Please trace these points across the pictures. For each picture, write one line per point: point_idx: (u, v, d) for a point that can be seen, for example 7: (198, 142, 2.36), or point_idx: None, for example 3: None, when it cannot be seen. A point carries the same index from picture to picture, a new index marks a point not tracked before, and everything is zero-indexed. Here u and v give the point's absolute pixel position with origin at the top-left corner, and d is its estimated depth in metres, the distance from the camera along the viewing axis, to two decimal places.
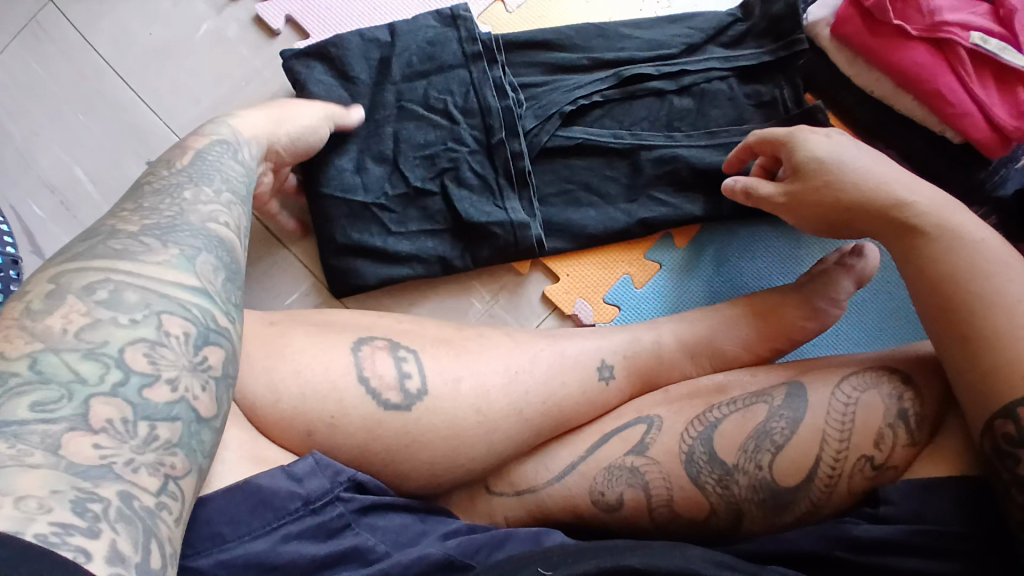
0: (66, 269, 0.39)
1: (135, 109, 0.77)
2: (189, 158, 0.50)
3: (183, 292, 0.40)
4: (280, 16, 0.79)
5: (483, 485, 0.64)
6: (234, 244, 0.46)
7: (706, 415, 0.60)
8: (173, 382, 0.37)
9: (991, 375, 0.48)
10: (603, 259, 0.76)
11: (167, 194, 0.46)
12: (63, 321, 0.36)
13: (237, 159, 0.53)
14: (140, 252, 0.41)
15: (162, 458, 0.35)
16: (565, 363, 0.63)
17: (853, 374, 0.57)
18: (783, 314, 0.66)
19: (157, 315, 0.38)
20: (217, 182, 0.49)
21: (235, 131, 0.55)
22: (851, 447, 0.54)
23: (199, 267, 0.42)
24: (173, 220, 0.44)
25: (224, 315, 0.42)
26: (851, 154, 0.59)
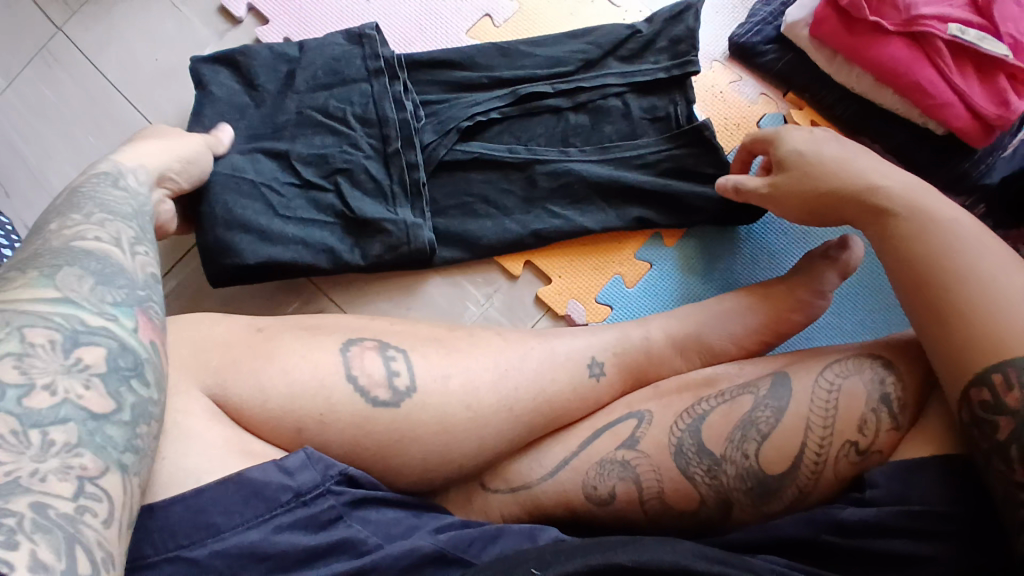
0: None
1: (142, 129, 0.81)
2: (65, 196, 0.52)
3: (46, 304, 0.42)
4: (279, 39, 0.82)
5: (479, 482, 0.65)
6: (107, 250, 0.48)
7: (694, 408, 0.61)
8: (51, 388, 0.39)
9: (964, 347, 0.51)
10: (593, 260, 0.77)
11: (36, 234, 0.48)
12: None
13: (118, 185, 0.56)
14: (1, 283, 0.42)
15: (68, 461, 0.38)
16: (554, 361, 0.65)
17: (836, 361, 0.58)
18: (769, 307, 0.67)
19: (19, 330, 0.40)
20: (92, 207, 0.51)
21: (117, 164, 0.58)
22: (835, 433, 0.55)
23: (60, 280, 0.43)
24: (43, 246, 0.46)
25: (98, 317, 0.43)
26: (827, 147, 0.64)
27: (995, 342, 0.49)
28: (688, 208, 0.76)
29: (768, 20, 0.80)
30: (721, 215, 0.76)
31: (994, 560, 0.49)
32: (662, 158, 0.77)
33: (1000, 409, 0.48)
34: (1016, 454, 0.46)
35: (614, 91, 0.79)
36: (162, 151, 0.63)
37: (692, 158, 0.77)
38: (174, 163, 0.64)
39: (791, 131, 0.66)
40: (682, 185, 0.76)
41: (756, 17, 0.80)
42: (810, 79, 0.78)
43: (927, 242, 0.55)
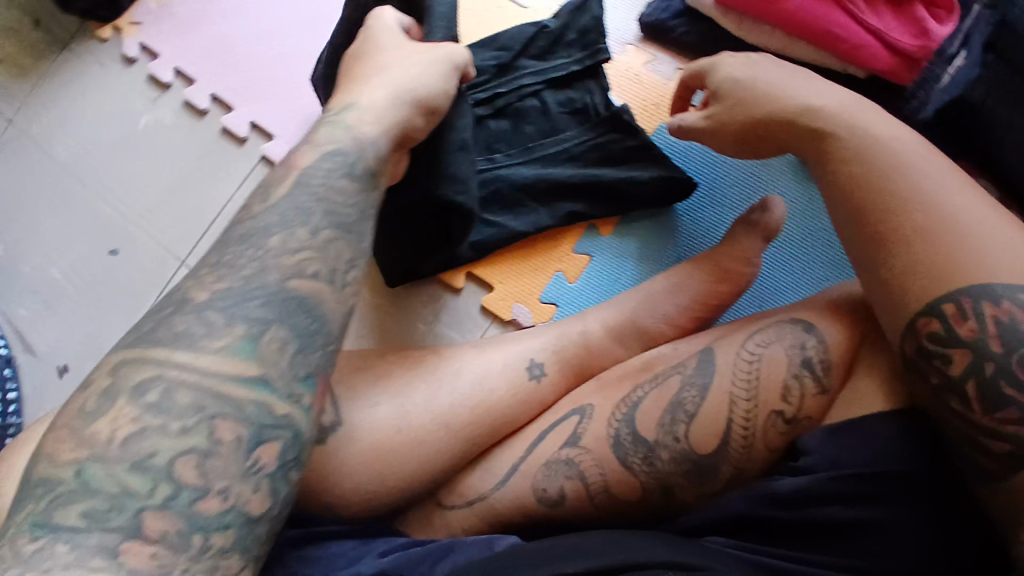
0: (128, 359, 0.46)
1: (97, 206, 0.86)
2: (288, 185, 0.53)
3: (239, 386, 0.45)
4: (205, 96, 0.87)
5: (435, 500, 0.64)
6: (312, 291, 0.49)
7: (631, 396, 0.60)
8: (223, 493, 0.44)
9: (908, 276, 0.51)
10: (531, 262, 0.78)
11: (250, 243, 0.50)
12: (111, 427, 0.43)
13: (354, 171, 0.55)
14: (202, 336, 0.46)
15: (218, 562, 0.43)
16: (491, 371, 0.65)
17: (756, 330, 0.57)
18: (694, 282, 0.66)
19: (209, 420, 0.44)
20: (316, 217, 0.52)
21: (352, 136, 0.56)
22: (759, 403, 0.54)
23: (262, 348, 0.46)
24: (248, 282, 0.48)
25: (285, 403, 0.46)
26: (763, 73, 0.63)
27: (939, 264, 0.50)
28: (618, 197, 0.76)
29: None
30: (653, 194, 0.75)
31: (938, 517, 0.49)
32: (587, 148, 0.77)
33: (956, 341, 0.48)
34: (971, 389, 0.47)
35: (528, 92, 0.79)
36: (397, 91, 0.59)
37: (618, 144, 0.77)
38: (416, 108, 0.60)
39: (727, 60, 0.65)
40: (608, 173, 0.76)
41: None
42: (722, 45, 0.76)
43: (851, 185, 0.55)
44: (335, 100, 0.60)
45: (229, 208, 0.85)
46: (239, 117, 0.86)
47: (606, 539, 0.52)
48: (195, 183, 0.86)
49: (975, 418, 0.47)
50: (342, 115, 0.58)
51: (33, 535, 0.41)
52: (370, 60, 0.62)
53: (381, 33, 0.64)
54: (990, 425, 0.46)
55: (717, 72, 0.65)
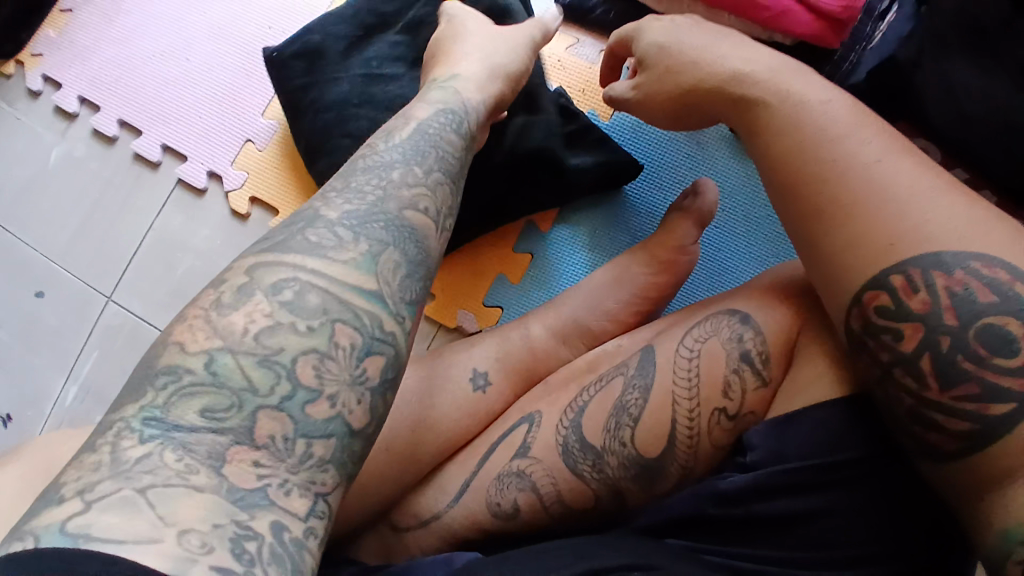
0: (261, 262, 0.44)
1: (17, 249, 0.82)
2: (410, 129, 0.54)
3: (360, 297, 0.43)
4: (113, 122, 0.84)
5: (390, 523, 0.63)
6: (423, 225, 0.49)
7: (576, 401, 0.59)
8: (332, 399, 0.41)
9: (846, 249, 0.49)
10: (470, 267, 0.75)
11: (377, 172, 0.50)
12: (247, 319, 0.41)
13: (459, 131, 0.57)
14: (332, 246, 0.44)
15: (313, 477, 0.40)
16: (435, 385, 0.64)
17: (694, 324, 0.56)
18: (632, 274, 0.64)
19: (331, 324, 0.42)
20: (430, 160, 0.52)
21: (460, 100, 0.59)
22: (701, 402, 0.53)
23: (383, 264, 0.45)
24: (373, 206, 0.47)
25: (394, 321, 0.44)
26: (687, 35, 0.61)
27: (878, 235, 0.47)
28: (563, 188, 0.72)
29: None
30: (596, 181, 0.72)
31: (887, 505, 0.48)
32: None
33: (907, 315, 0.46)
34: (926, 364, 0.45)
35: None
36: (491, 67, 0.63)
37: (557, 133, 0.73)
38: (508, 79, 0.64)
39: (655, 22, 0.63)
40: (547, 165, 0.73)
41: None
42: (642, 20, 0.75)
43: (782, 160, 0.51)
44: (432, 75, 0.63)
45: (148, 237, 0.81)
46: (148, 141, 0.83)
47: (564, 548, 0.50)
48: (112, 214, 0.82)
49: (931, 395, 0.45)
50: (447, 84, 0.60)
51: (142, 436, 0.37)
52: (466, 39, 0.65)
53: (466, 16, 0.68)
54: (939, 401, 0.44)
55: (643, 33, 0.63)
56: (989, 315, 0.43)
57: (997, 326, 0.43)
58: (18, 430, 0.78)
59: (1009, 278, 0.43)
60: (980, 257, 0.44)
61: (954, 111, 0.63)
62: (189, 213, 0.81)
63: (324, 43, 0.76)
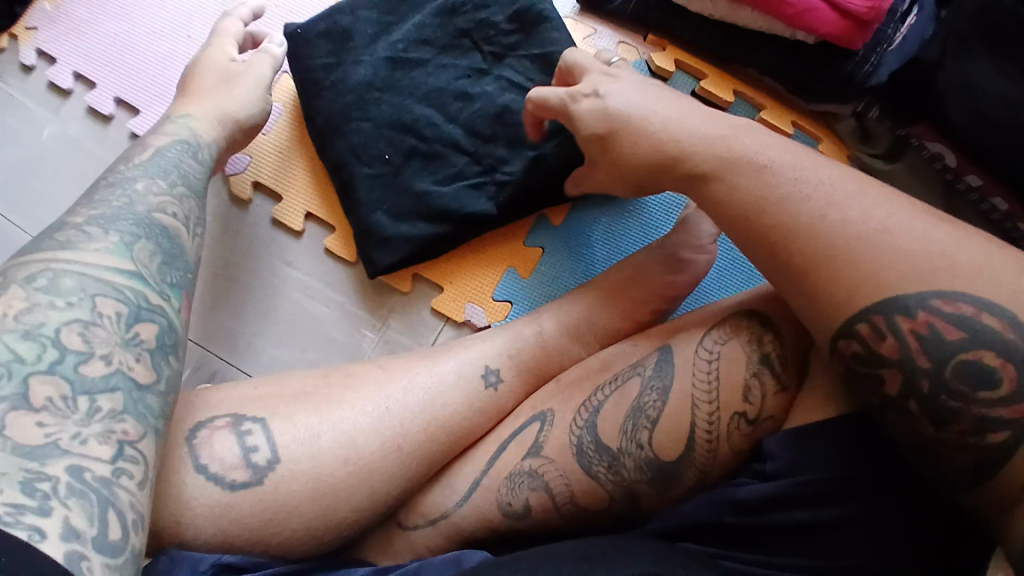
0: (13, 264, 0.48)
1: (4, 231, 0.78)
2: (149, 154, 0.60)
3: (119, 275, 0.49)
4: (109, 100, 0.81)
5: (396, 522, 0.62)
6: (173, 226, 0.55)
7: (591, 400, 0.58)
8: (107, 357, 0.45)
9: (833, 285, 0.48)
10: (482, 259, 0.73)
11: (120, 186, 0.56)
12: (4, 307, 0.45)
13: (197, 158, 0.62)
14: (83, 241, 0.50)
15: (112, 426, 0.44)
16: (443, 381, 0.62)
17: (715, 326, 0.55)
18: (649, 273, 0.63)
19: (91, 298, 0.47)
20: (172, 176, 0.59)
21: (194, 132, 0.64)
22: (722, 406, 0.52)
23: (135, 252, 0.51)
24: (119, 209, 0.53)
25: (159, 297, 0.50)
26: (620, 104, 0.55)
27: (859, 279, 0.47)
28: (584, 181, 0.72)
29: None
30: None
31: (909, 526, 0.48)
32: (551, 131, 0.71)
33: (881, 361, 0.46)
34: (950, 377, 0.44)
35: (481, 73, 0.73)
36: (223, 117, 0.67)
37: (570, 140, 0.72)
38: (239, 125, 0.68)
39: (580, 100, 0.57)
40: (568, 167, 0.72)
41: None
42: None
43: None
44: (174, 108, 0.67)
45: None
46: (145, 121, 0.80)
47: (579, 552, 0.50)
48: None
49: (929, 436, 0.46)
50: (183, 121, 0.64)
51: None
52: (208, 76, 0.68)
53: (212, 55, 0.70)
54: (938, 438, 0.45)
55: (574, 109, 0.57)
56: (963, 353, 0.44)
57: (972, 361, 0.44)
58: None
59: (974, 311, 0.44)
60: (943, 296, 0.45)
61: (974, 113, 0.62)
62: None
63: (352, 24, 0.73)
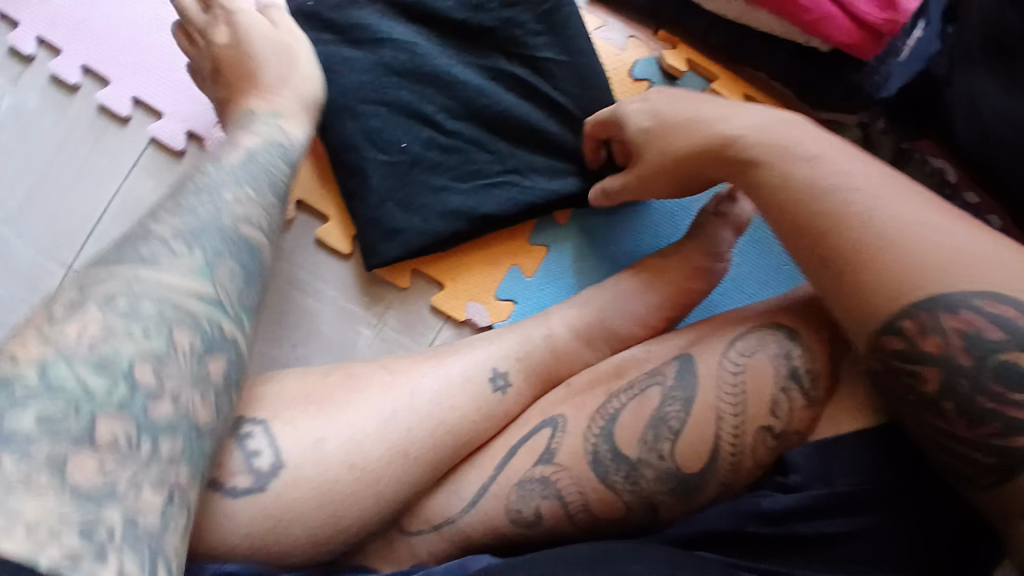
0: (93, 275, 0.45)
1: None
2: (240, 156, 0.58)
3: (196, 303, 0.47)
4: (77, 70, 0.74)
5: (397, 526, 0.58)
6: (256, 240, 0.53)
7: (606, 407, 0.56)
8: (174, 396, 0.43)
9: (873, 279, 0.46)
10: (484, 256, 0.72)
11: (207, 194, 0.53)
12: (80, 331, 0.42)
13: (286, 159, 0.60)
14: (167, 258, 0.47)
15: (166, 470, 0.41)
16: (451, 384, 0.59)
17: (739, 336, 0.55)
18: (665, 280, 0.64)
19: (167, 328, 0.44)
20: (258, 182, 0.56)
21: (284, 132, 0.62)
22: (748, 419, 0.52)
23: (214, 276, 0.48)
24: (205, 222, 0.51)
25: (234, 327, 0.48)
26: (669, 109, 0.58)
27: (901, 268, 0.45)
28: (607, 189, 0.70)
29: None
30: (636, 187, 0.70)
31: (936, 532, 0.49)
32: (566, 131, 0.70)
33: (921, 359, 0.44)
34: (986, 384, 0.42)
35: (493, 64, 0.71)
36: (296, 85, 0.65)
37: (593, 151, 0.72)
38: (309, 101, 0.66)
39: (624, 105, 0.61)
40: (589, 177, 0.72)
41: None
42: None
43: (851, 170, 0.50)
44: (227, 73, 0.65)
45: (115, 202, 0.73)
46: (115, 94, 0.74)
47: (590, 554, 0.49)
48: (71, 176, 0.73)
49: (962, 433, 0.43)
50: (271, 118, 0.62)
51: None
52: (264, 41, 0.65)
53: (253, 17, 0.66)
54: (972, 438, 0.43)
55: (620, 114, 0.61)
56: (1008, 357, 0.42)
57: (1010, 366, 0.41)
58: None
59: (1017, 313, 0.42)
60: (987, 295, 0.43)
61: (977, 128, 0.65)
62: (164, 178, 0.73)
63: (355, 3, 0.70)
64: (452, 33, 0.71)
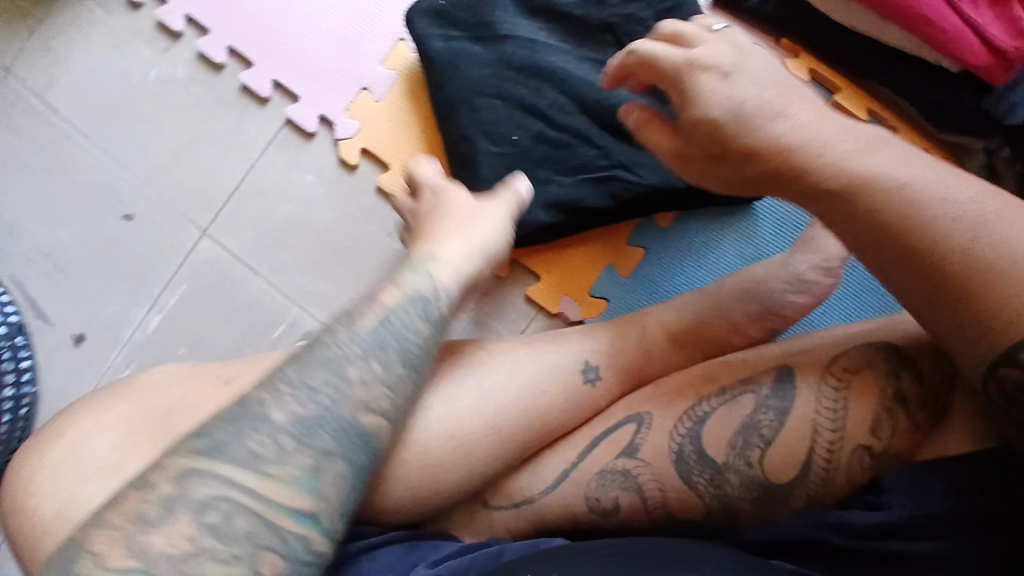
0: (197, 465, 0.44)
1: (109, 169, 0.80)
2: (375, 319, 0.51)
3: (291, 520, 0.45)
4: (223, 51, 0.81)
5: (481, 500, 0.61)
6: (375, 431, 0.48)
7: (695, 409, 0.57)
8: None
9: (994, 321, 0.41)
10: (581, 255, 0.75)
11: (331, 369, 0.48)
12: (169, 543, 0.42)
13: (428, 319, 0.53)
14: (272, 462, 0.45)
15: None
16: (545, 372, 0.61)
17: (843, 353, 0.55)
18: (764, 290, 0.64)
19: (255, 552, 0.43)
20: (392, 356, 0.50)
21: (429, 285, 0.54)
22: (845, 437, 0.52)
23: (319, 485, 0.46)
24: (321, 414, 0.47)
25: (324, 539, 0.46)
26: (751, 96, 0.47)
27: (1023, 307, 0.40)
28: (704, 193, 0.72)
29: None
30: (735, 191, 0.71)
31: None
32: None
33: None
34: None
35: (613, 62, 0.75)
36: None
37: None
38: None
39: (700, 75, 0.48)
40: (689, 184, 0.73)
41: None
42: (794, 16, 0.77)
43: None
44: None
45: (250, 174, 0.80)
46: (258, 75, 0.80)
47: (665, 552, 0.49)
48: (213, 147, 0.80)
49: None
50: (423, 265, 0.56)
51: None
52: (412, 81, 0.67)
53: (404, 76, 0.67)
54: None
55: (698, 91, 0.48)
56: None
57: None
58: (94, 350, 0.79)
59: None
60: None
61: None
62: (294, 156, 0.80)
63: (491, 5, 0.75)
64: (578, 34, 0.75)
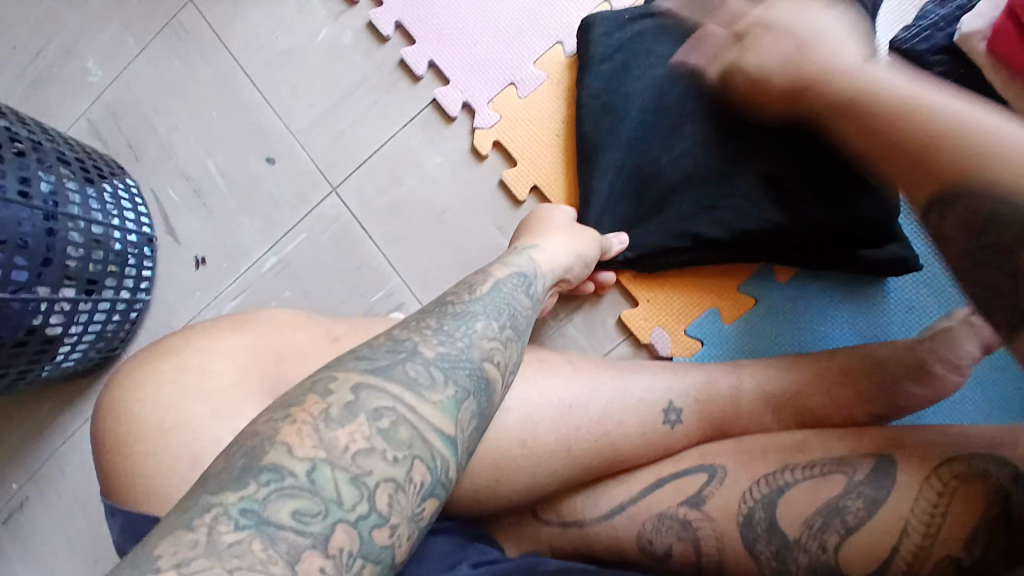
0: (365, 382, 0.41)
1: (261, 111, 0.85)
2: (489, 285, 0.53)
3: (439, 438, 0.41)
4: (390, 23, 0.84)
5: (532, 511, 0.61)
6: (496, 380, 0.46)
7: (776, 476, 0.55)
8: (394, 529, 0.38)
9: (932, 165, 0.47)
10: (687, 292, 0.75)
11: (464, 321, 0.48)
12: (348, 438, 0.38)
13: (530, 292, 0.56)
14: (424, 386, 0.42)
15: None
16: (628, 402, 0.60)
17: (955, 458, 0.50)
18: (881, 373, 0.61)
19: (412, 458, 0.39)
20: (504, 317, 0.50)
21: (532, 265, 0.60)
22: (936, 543, 0.47)
23: (461, 413, 0.43)
24: (460, 351, 0.45)
25: (459, 468, 0.42)
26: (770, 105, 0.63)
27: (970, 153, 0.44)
28: (832, 256, 0.71)
29: (940, 26, 0.75)
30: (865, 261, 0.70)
31: None
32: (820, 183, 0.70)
33: None
34: None
35: None
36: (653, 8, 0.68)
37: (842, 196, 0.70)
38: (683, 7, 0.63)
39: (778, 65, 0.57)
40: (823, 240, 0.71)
41: (925, 21, 0.76)
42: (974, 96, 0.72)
43: None
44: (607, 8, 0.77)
45: (386, 145, 0.83)
46: (418, 53, 0.83)
47: None
48: (357, 113, 0.84)
49: None
50: (526, 249, 0.62)
51: (237, 524, 0.34)
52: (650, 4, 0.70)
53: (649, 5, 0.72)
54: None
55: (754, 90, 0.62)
56: None
57: None
58: (207, 275, 0.84)
59: None
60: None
61: None
62: (430, 135, 0.83)
63: (653, 35, 0.76)
64: None
